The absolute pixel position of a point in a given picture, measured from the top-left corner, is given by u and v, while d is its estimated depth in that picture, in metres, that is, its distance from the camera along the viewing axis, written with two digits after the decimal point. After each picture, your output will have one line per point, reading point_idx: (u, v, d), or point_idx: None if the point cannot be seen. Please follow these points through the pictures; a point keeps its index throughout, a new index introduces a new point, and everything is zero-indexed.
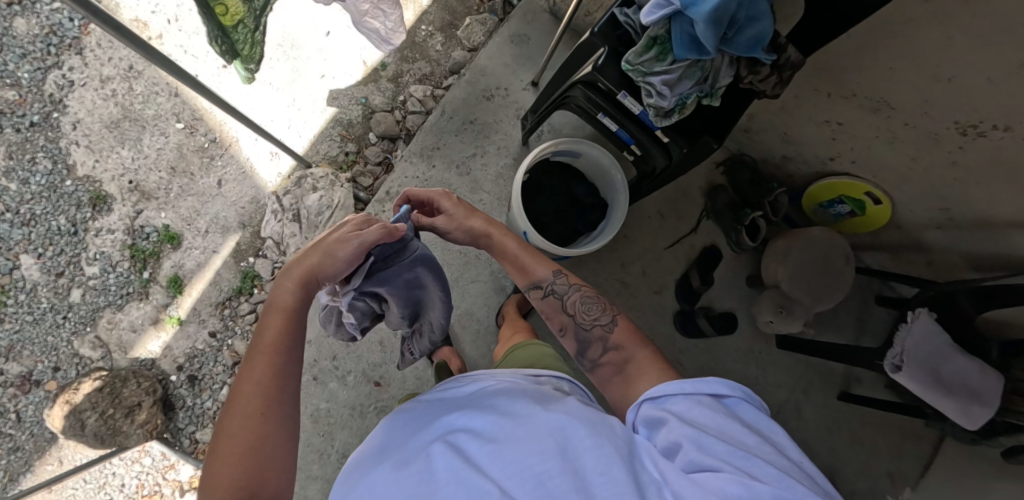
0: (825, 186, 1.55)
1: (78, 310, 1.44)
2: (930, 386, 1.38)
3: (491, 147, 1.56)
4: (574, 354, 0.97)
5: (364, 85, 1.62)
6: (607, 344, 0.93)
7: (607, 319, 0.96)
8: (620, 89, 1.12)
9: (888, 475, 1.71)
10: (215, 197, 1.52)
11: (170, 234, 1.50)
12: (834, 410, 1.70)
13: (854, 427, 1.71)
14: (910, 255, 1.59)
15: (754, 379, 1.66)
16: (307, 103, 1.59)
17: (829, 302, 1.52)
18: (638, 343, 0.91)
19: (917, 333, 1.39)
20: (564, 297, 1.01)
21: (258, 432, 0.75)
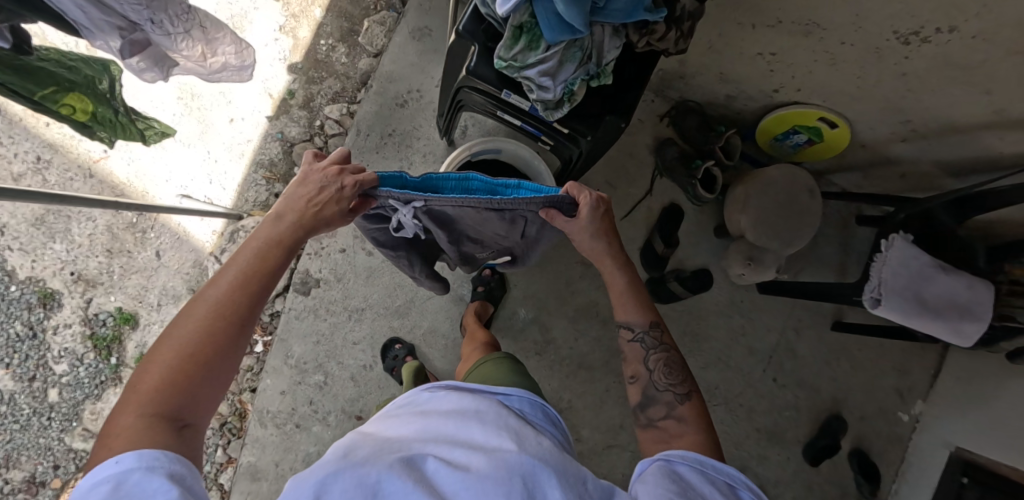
0: (775, 119, 1.45)
1: (60, 409, 1.45)
2: (913, 316, 1.30)
3: (416, 156, 1.48)
4: (635, 405, 1.02)
5: (276, 119, 1.55)
6: (671, 411, 0.99)
7: (683, 390, 1.00)
8: (501, 87, 1.03)
9: (897, 392, 1.67)
10: (158, 269, 1.50)
11: (125, 315, 1.48)
12: (831, 341, 1.64)
13: (855, 353, 1.65)
14: (881, 171, 1.48)
15: (741, 328, 1.61)
16: (221, 152, 1.53)
17: (801, 244, 1.42)
18: (700, 424, 0.97)
19: (892, 261, 1.30)
20: (650, 351, 1.04)
21: (193, 364, 0.74)
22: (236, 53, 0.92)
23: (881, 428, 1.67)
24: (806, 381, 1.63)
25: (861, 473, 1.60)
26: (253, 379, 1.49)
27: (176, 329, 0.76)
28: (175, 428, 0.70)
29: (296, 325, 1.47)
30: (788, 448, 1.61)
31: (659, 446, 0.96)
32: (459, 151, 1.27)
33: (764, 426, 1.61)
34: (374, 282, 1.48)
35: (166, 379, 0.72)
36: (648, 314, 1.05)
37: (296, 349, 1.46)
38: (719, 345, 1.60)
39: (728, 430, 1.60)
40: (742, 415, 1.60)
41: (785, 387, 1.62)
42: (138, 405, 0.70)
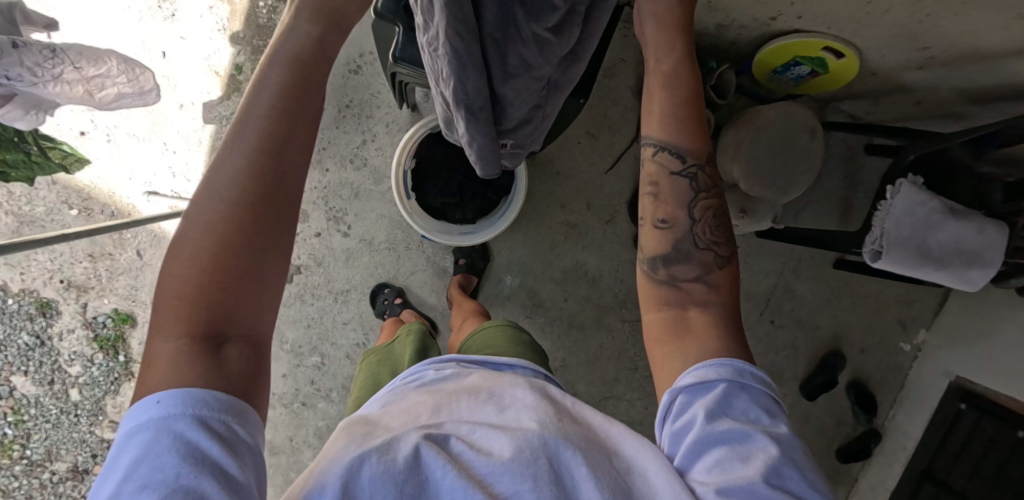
0: (771, 51, 1.31)
1: (84, 406, 1.50)
2: (911, 265, 1.23)
3: (379, 127, 1.44)
4: (653, 258, 0.78)
5: (228, 99, 1.47)
6: (707, 278, 0.76)
7: (724, 254, 0.78)
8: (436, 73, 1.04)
9: (899, 322, 1.71)
10: (143, 268, 1.48)
11: (123, 315, 1.49)
12: (832, 278, 1.68)
13: (857, 287, 1.69)
14: (896, 97, 1.37)
15: (736, 275, 1.66)
16: (179, 142, 1.46)
17: (797, 190, 1.40)
18: (734, 306, 0.76)
19: (896, 209, 1.22)
20: (700, 193, 0.78)
21: (219, 269, 0.60)
22: (127, 80, 1.08)
23: (882, 359, 1.72)
24: (804, 321, 1.70)
25: (857, 403, 1.68)
26: None
27: (184, 234, 0.61)
28: (215, 346, 0.60)
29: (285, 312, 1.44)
30: (785, 385, 1.72)
31: (669, 309, 0.76)
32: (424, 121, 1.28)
33: (760, 368, 1.71)
34: (354, 262, 1.44)
35: (187, 291, 0.60)
36: (698, 141, 0.78)
37: (290, 335, 1.45)
38: None
39: None
40: None
41: (782, 328, 1.70)
42: (165, 328, 0.59)
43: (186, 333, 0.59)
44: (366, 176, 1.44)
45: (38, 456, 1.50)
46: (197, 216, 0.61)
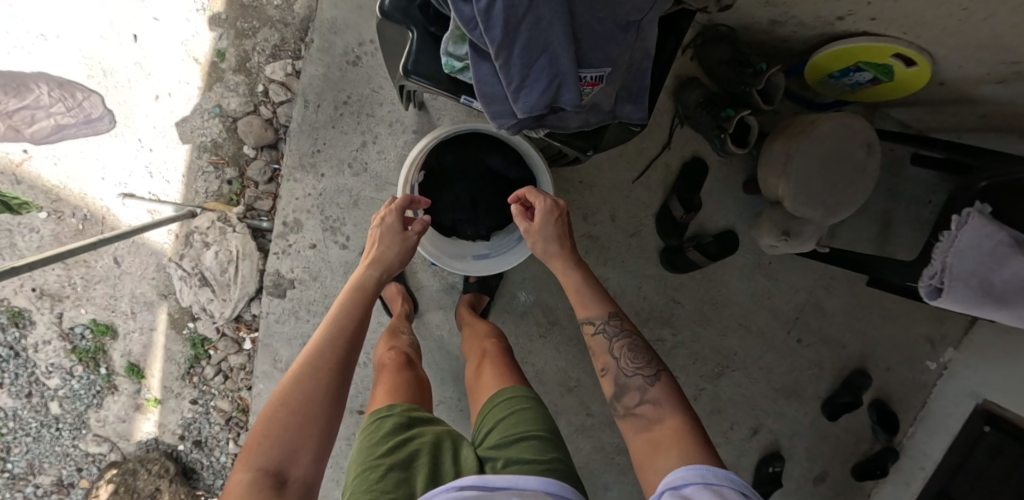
0: (831, 56, 1.13)
1: (65, 419, 1.41)
2: (973, 305, 1.08)
3: (381, 127, 1.28)
4: (611, 398, 0.95)
5: (209, 90, 1.32)
6: (643, 396, 0.91)
7: (649, 373, 0.94)
8: (459, 91, 0.87)
9: (927, 340, 1.59)
10: (121, 276, 1.35)
11: (102, 327, 1.37)
12: (863, 292, 1.56)
13: (890, 305, 1.58)
14: (962, 108, 1.22)
15: (766, 291, 1.53)
16: (155, 139, 1.31)
17: (848, 211, 1.25)
18: (674, 406, 0.89)
19: (960, 241, 1.09)
20: (613, 341, 0.97)
21: (303, 416, 0.79)
22: (61, 109, 1.23)
23: (905, 377, 1.60)
24: (831, 339, 1.58)
25: (878, 423, 1.56)
26: (248, 377, 1.42)
27: (281, 390, 0.81)
28: (279, 482, 0.73)
29: (277, 329, 1.32)
30: (805, 404, 1.60)
31: (636, 435, 0.88)
32: (438, 132, 1.10)
33: (781, 386, 1.59)
34: (354, 277, 1.31)
35: (275, 424, 0.78)
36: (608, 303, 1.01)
37: (283, 353, 1.33)
38: (743, 309, 1.52)
39: (745, 392, 1.58)
40: (759, 377, 1.58)
41: (808, 346, 1.57)
42: (250, 458, 0.75)
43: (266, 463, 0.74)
44: (367, 182, 1.29)
45: (22, 470, 1.43)
46: (289, 378, 0.82)
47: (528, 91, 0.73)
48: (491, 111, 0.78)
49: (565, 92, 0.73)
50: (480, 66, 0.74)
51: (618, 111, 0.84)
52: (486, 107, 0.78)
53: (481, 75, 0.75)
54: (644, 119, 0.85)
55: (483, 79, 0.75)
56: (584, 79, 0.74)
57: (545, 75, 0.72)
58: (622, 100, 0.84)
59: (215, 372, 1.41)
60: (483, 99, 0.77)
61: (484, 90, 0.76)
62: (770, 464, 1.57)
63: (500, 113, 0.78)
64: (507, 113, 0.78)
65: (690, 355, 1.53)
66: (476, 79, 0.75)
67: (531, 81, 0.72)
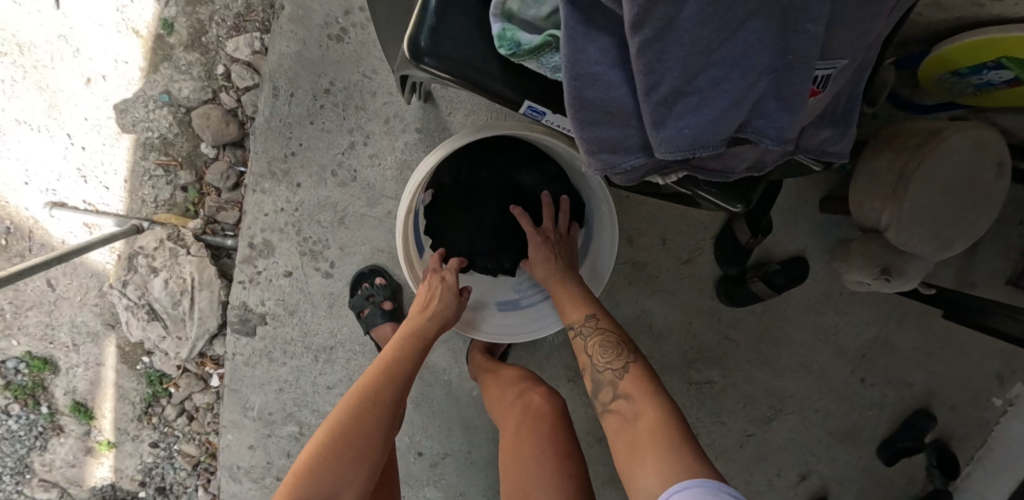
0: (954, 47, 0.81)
1: (5, 463, 1.21)
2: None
3: (375, 123, 1.00)
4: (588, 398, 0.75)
5: (153, 72, 1.03)
6: (615, 391, 0.71)
7: (619, 362, 0.73)
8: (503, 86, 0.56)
9: (997, 375, 1.27)
10: (57, 302, 1.11)
11: (38, 361, 1.14)
12: (938, 326, 1.26)
13: (964, 338, 1.26)
14: None
15: (832, 326, 1.26)
16: (88, 135, 1.04)
17: (960, 248, 0.98)
18: (651, 394, 0.68)
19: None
20: (586, 339, 0.77)
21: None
22: None
23: (968, 415, 1.29)
24: (896, 378, 1.28)
25: (936, 467, 1.27)
26: (216, 420, 1.19)
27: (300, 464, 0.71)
28: None
29: (247, 373, 1.08)
30: (860, 448, 1.32)
31: (614, 439, 0.68)
32: (452, 142, 0.74)
33: (837, 429, 1.31)
34: (340, 312, 1.04)
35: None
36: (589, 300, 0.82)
37: (256, 400, 1.09)
38: (810, 344, 1.27)
39: (798, 438, 1.31)
40: (815, 421, 1.31)
41: (873, 386, 1.29)
42: None
43: None
44: (357, 193, 1.01)
45: None
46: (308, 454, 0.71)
47: (693, 99, 0.42)
48: (596, 137, 0.48)
49: (768, 108, 0.44)
50: (594, 57, 0.45)
51: (805, 139, 0.53)
52: (583, 128, 0.48)
53: (591, 65, 0.45)
54: (844, 156, 0.55)
55: (598, 78, 0.45)
56: (813, 81, 0.45)
57: (735, 73, 0.41)
58: (816, 122, 0.52)
59: (178, 413, 1.18)
60: (589, 113, 0.46)
61: (593, 100, 0.46)
62: None
63: (613, 141, 0.48)
64: (625, 143, 0.47)
65: (740, 397, 1.29)
66: (578, 73, 0.45)
67: (705, 80, 0.42)
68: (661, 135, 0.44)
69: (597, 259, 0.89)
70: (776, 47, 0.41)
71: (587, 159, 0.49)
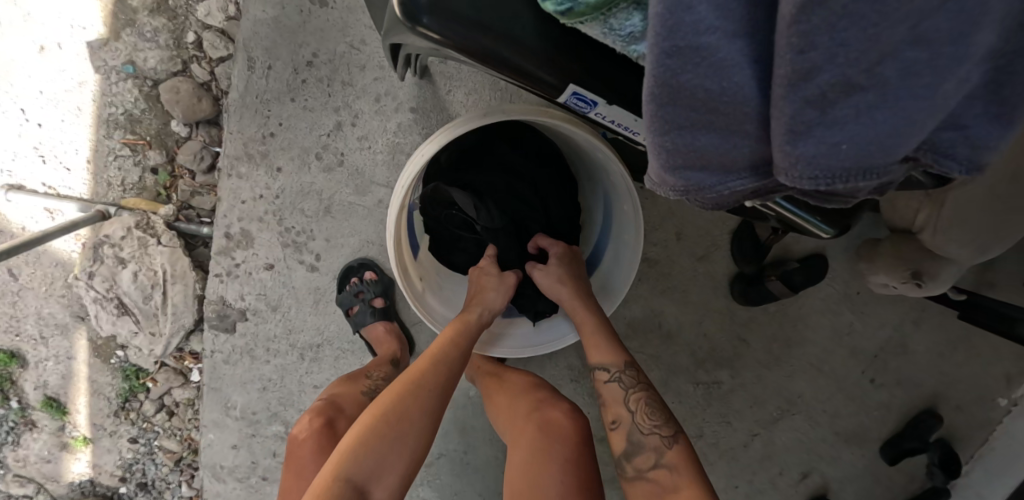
0: None
1: None
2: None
3: (364, 102, 0.89)
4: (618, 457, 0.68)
5: (115, 40, 0.92)
6: (658, 459, 0.65)
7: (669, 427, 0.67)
8: (526, 72, 0.45)
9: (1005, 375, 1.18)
10: (21, 293, 1.03)
11: (4, 355, 1.07)
12: (954, 326, 1.17)
13: (979, 338, 1.17)
14: None
15: (848, 324, 1.19)
16: (47, 112, 0.94)
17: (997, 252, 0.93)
18: (696, 472, 0.63)
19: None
20: (632, 394, 0.70)
21: None
22: None
23: (972, 414, 1.20)
24: (907, 379, 1.20)
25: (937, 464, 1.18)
26: (197, 416, 1.12)
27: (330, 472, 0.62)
28: None
29: (228, 371, 1.00)
30: (866, 449, 1.24)
31: None
32: (451, 128, 0.65)
33: (843, 429, 1.23)
34: (326, 307, 0.96)
35: None
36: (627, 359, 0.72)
37: (237, 399, 1.02)
38: (827, 341, 1.20)
39: (802, 438, 1.24)
40: (823, 421, 1.23)
41: (881, 387, 1.21)
42: None
43: None
44: (344, 180, 0.91)
45: None
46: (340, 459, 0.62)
47: (862, 100, 0.29)
48: (685, 140, 0.34)
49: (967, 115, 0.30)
50: (710, 25, 0.31)
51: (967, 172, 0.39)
52: (668, 128, 0.34)
53: (699, 38, 0.31)
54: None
55: (714, 58, 0.31)
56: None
57: (931, 67, 0.28)
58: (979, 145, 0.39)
59: (157, 408, 1.11)
60: (669, 98, 0.33)
61: (698, 90, 0.32)
62: None
63: (708, 152, 0.34)
64: (726, 156, 0.34)
65: (750, 395, 1.23)
66: (680, 50, 0.32)
67: (888, 74, 0.28)
68: (800, 150, 0.30)
69: (611, 266, 0.81)
70: (994, 35, 0.28)
71: (667, 168, 0.36)
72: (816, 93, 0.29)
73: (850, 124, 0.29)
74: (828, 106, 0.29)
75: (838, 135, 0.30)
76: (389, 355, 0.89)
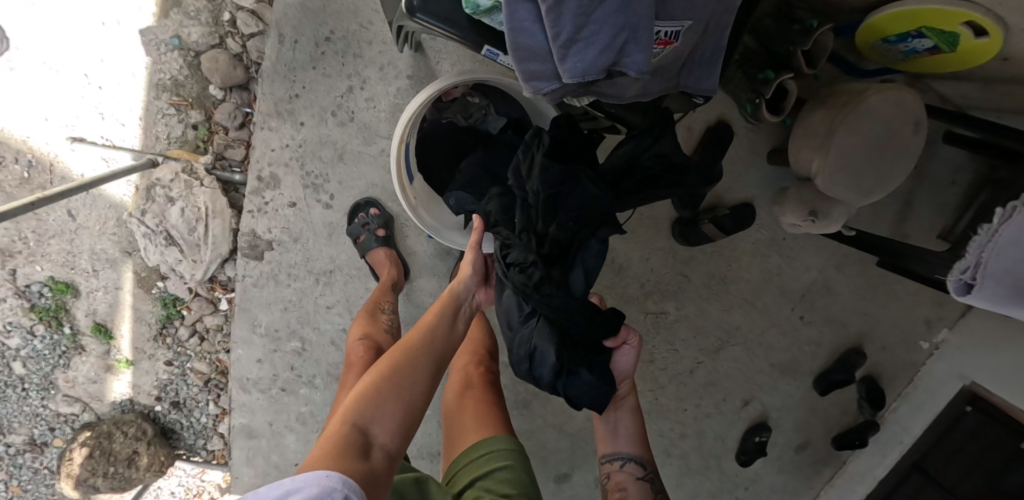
0: (887, 17, 0.97)
1: (31, 380, 1.33)
2: (1001, 304, 0.99)
3: (371, 70, 1.11)
4: None
5: (165, 17, 1.12)
6: None
7: None
8: (480, 43, 0.70)
9: (925, 321, 1.42)
10: (78, 231, 1.22)
11: (61, 285, 1.25)
12: (874, 274, 1.39)
13: (898, 285, 1.40)
14: (1010, 88, 1.07)
15: (776, 268, 1.39)
16: (107, 77, 1.13)
17: (880, 196, 1.08)
18: None
19: (1000, 237, 0.96)
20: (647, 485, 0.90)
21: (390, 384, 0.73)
22: None
23: (899, 357, 1.45)
24: (834, 318, 1.43)
25: (865, 398, 1.44)
26: (226, 339, 1.31)
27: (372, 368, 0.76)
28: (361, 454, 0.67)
29: (256, 293, 1.21)
30: (799, 380, 1.47)
31: None
32: (438, 84, 0.88)
33: (778, 361, 1.47)
34: (339, 240, 1.17)
35: (357, 396, 0.72)
36: (643, 444, 0.92)
37: (263, 318, 1.22)
38: (751, 284, 1.39)
39: (742, 367, 1.47)
40: (759, 354, 1.45)
41: (810, 324, 1.43)
42: (338, 424, 0.70)
43: (341, 433, 0.68)
44: (354, 133, 1.13)
45: None
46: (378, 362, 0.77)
47: (582, 46, 0.54)
48: (524, 70, 0.60)
49: (631, 54, 0.55)
50: (517, 10, 0.56)
51: (683, 77, 0.67)
52: (517, 65, 0.60)
53: (516, 19, 0.56)
54: (714, 89, 0.69)
55: (523, 25, 0.56)
56: (658, 35, 0.58)
57: (609, 26, 0.53)
58: (690, 65, 0.66)
59: (191, 334, 1.31)
60: (517, 53, 0.58)
61: (521, 43, 0.57)
62: (758, 435, 1.48)
63: (537, 74, 0.60)
64: (547, 75, 0.59)
65: (691, 328, 1.42)
66: (510, 26, 0.57)
67: (590, 32, 0.53)
68: (566, 69, 0.56)
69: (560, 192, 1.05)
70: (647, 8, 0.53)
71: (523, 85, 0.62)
72: (560, 42, 0.55)
73: (582, 58, 0.55)
74: (569, 48, 0.55)
75: (576, 65, 0.55)
76: (385, 275, 1.11)
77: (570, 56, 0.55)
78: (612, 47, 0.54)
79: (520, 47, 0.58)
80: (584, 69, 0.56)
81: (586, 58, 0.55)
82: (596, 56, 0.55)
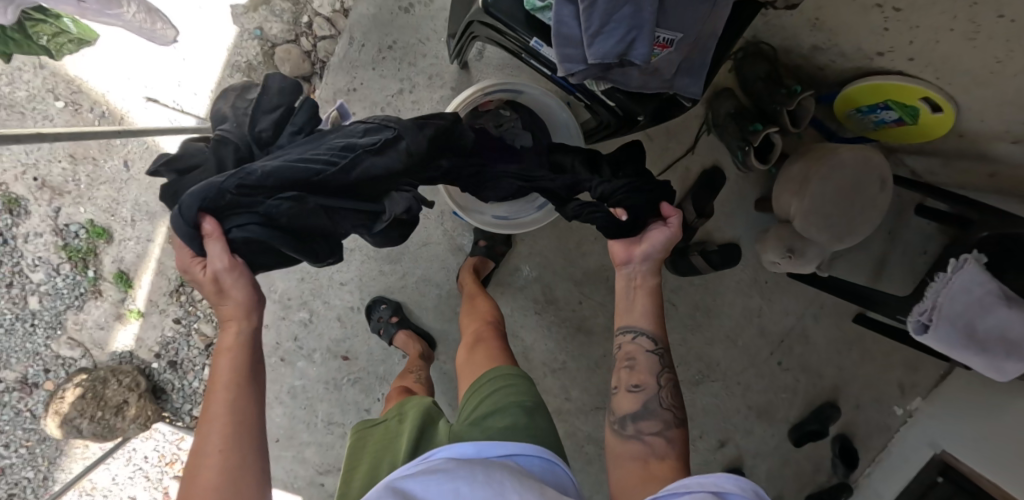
0: (861, 89, 1.11)
1: (41, 317, 1.38)
2: (953, 346, 1.09)
3: (420, 77, 1.28)
4: (628, 414, 0.86)
5: (254, 11, 1.31)
6: (664, 429, 0.84)
7: (679, 413, 0.86)
8: (530, 36, 0.85)
9: (897, 385, 1.53)
10: (128, 181, 1.34)
11: (98, 229, 1.35)
12: (844, 331, 1.50)
13: (869, 343, 1.51)
14: (968, 165, 1.19)
15: (757, 309, 1.48)
16: (192, 51, 1.30)
17: (849, 242, 1.21)
18: (676, 447, 0.83)
19: (954, 284, 1.08)
20: (663, 368, 0.89)
21: (227, 467, 0.72)
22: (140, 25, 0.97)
23: (871, 416, 1.53)
24: (809, 367, 1.50)
25: (837, 454, 1.50)
26: None
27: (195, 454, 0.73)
28: None
29: None
30: (772, 425, 1.52)
31: (627, 445, 0.83)
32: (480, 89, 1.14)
33: (755, 403, 1.51)
34: None
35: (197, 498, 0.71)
36: (657, 324, 0.92)
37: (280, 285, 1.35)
38: (731, 323, 1.48)
39: (719, 404, 1.51)
40: (736, 392, 1.50)
41: (786, 370, 1.50)
42: None
43: None
44: None
45: None
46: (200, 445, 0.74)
47: (606, 37, 0.71)
48: (561, 54, 0.76)
49: (638, 46, 0.72)
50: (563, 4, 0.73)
51: (676, 82, 0.85)
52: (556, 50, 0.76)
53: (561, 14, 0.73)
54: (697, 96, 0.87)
55: (563, 19, 0.73)
56: (658, 39, 0.75)
57: (624, 24, 0.70)
58: (681, 73, 0.85)
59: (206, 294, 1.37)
60: (558, 39, 0.75)
61: (561, 31, 0.74)
62: None
63: (570, 57, 0.76)
64: (577, 58, 0.76)
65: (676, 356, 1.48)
66: (555, 19, 0.73)
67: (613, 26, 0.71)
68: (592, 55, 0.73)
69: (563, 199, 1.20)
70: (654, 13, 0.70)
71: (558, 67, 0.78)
72: (587, 34, 0.72)
73: (602, 46, 0.72)
74: (596, 39, 0.72)
75: (601, 49, 0.72)
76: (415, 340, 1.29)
77: (595, 43, 0.72)
78: (625, 42, 0.72)
79: (560, 32, 0.74)
80: (603, 55, 0.73)
81: (607, 47, 0.72)
82: (614, 46, 0.72)
